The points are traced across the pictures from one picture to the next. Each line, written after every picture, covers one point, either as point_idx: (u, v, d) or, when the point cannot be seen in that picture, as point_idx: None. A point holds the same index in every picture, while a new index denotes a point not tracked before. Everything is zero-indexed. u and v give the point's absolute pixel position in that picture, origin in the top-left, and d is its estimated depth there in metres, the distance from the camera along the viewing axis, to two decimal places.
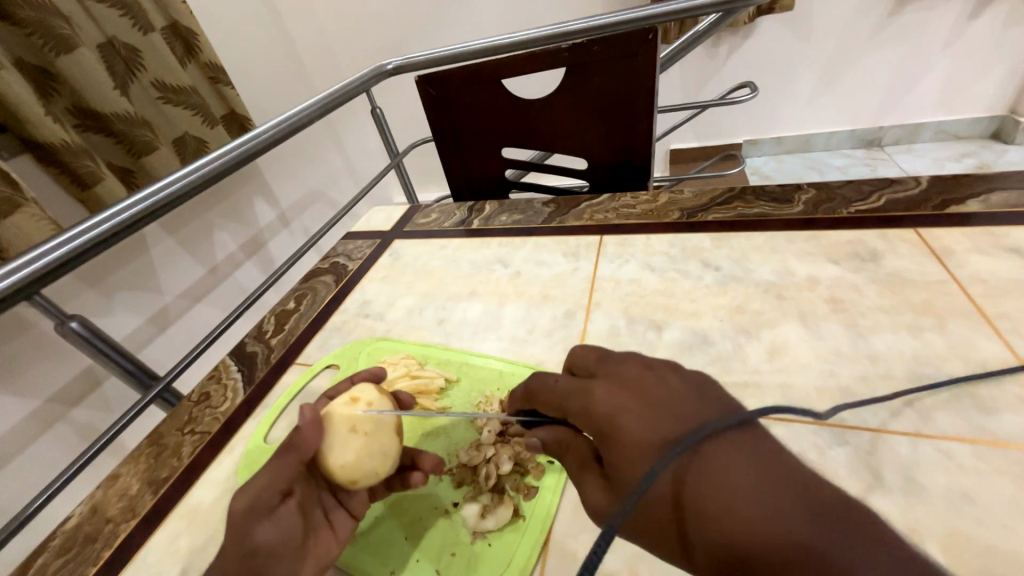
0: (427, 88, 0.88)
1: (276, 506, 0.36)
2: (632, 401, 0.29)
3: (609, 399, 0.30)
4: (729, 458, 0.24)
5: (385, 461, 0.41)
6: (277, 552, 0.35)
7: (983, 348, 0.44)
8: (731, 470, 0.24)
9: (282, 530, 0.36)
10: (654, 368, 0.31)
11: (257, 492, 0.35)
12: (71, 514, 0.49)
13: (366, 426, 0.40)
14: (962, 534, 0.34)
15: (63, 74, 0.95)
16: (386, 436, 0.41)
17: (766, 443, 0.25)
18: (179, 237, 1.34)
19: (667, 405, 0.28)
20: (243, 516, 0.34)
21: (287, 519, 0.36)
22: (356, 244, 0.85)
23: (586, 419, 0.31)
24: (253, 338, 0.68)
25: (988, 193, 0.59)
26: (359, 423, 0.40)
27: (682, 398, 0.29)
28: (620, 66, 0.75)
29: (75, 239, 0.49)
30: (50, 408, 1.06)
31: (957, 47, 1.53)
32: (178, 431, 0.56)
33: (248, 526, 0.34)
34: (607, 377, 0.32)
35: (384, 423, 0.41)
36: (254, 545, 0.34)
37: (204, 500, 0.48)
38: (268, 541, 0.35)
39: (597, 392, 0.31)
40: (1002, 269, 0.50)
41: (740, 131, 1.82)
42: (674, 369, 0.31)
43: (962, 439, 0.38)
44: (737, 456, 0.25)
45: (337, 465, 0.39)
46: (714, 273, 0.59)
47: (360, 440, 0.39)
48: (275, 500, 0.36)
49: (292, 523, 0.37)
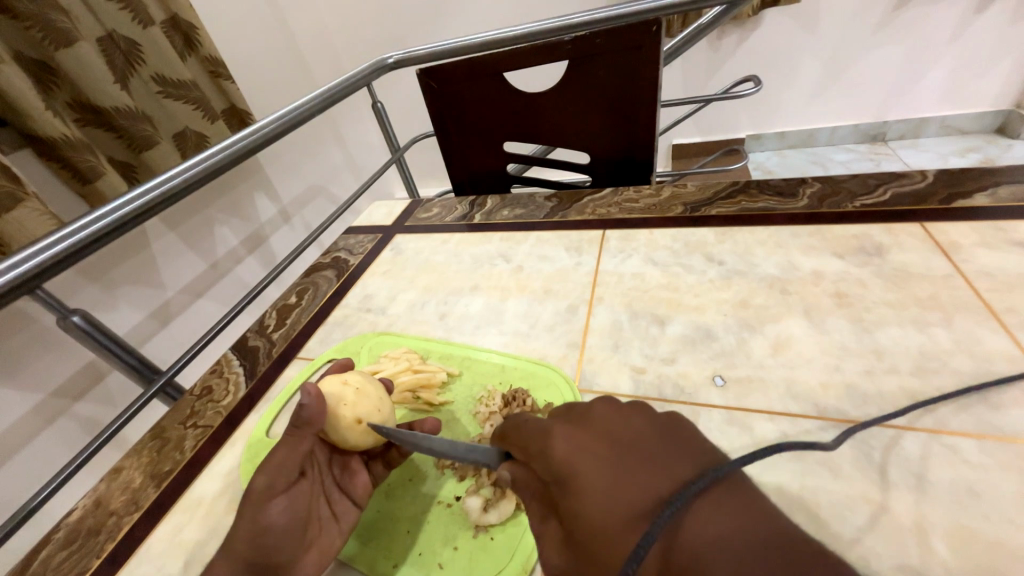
0: (428, 81, 0.87)
1: (290, 485, 0.39)
2: (598, 448, 0.26)
3: (570, 446, 0.27)
4: (705, 525, 0.19)
5: (383, 404, 0.44)
6: (281, 532, 0.37)
7: (989, 343, 0.44)
8: (711, 542, 0.19)
9: (292, 511, 0.38)
10: (624, 411, 0.28)
11: (275, 469, 0.38)
12: (74, 507, 0.49)
13: (353, 379, 0.44)
14: (968, 530, 0.33)
15: (62, 69, 0.95)
16: (374, 387, 0.45)
17: (755, 502, 0.20)
18: (181, 232, 1.34)
19: (640, 457, 0.24)
20: (261, 493, 0.37)
21: (298, 501, 0.39)
22: (358, 238, 0.85)
23: (549, 471, 0.27)
24: (255, 332, 0.68)
25: (995, 187, 0.59)
26: (346, 378, 0.44)
27: (653, 445, 0.24)
28: (623, 59, 0.74)
29: (73, 236, 0.49)
30: (54, 402, 1.06)
31: (963, 41, 1.51)
32: (180, 424, 0.57)
33: (263, 504, 0.37)
34: (573, 422, 0.29)
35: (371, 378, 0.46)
36: (265, 522, 0.37)
37: (207, 493, 0.49)
38: (279, 521, 0.37)
39: (558, 438, 0.27)
40: (1008, 263, 0.50)
41: (742, 125, 1.81)
42: (645, 411, 0.27)
43: (968, 435, 0.38)
44: (719, 524, 0.19)
45: (343, 411, 0.41)
46: (717, 268, 0.58)
47: (356, 386, 0.43)
48: (291, 478, 0.39)
49: (298, 506, 0.38)
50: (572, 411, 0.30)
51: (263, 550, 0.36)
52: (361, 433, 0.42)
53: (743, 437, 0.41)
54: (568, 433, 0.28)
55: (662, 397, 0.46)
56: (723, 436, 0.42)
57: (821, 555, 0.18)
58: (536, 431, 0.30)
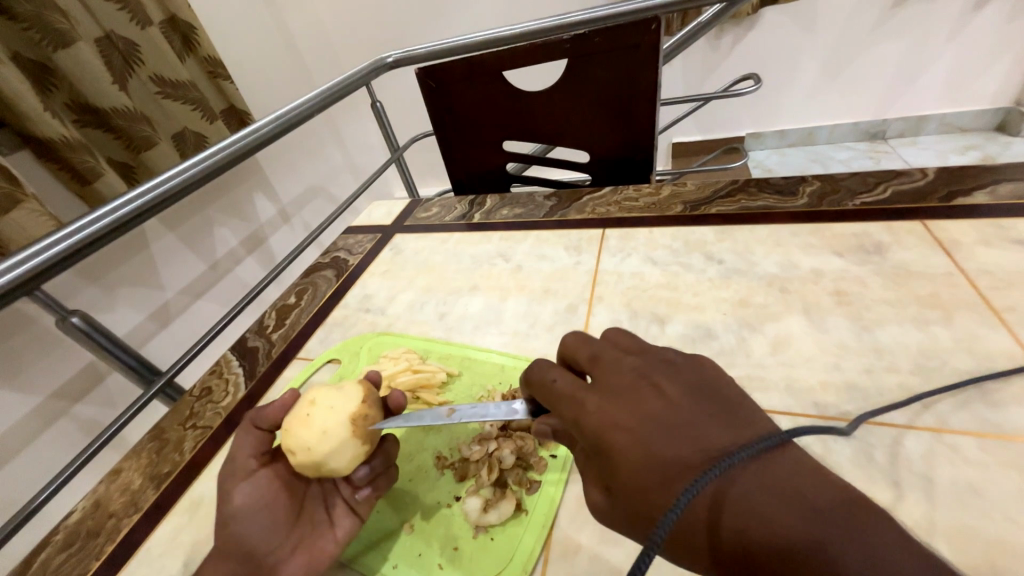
0: (427, 81, 0.87)
1: (251, 473, 0.40)
2: (632, 416, 0.30)
3: (603, 413, 0.30)
4: (760, 494, 0.24)
5: (325, 440, 0.38)
6: (250, 521, 0.38)
7: (989, 341, 0.44)
8: (758, 507, 0.24)
9: (258, 495, 0.39)
10: (642, 379, 0.32)
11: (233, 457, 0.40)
12: (74, 509, 0.49)
13: (318, 399, 0.40)
14: (969, 528, 0.33)
15: (61, 69, 0.94)
16: (331, 412, 0.39)
17: (802, 466, 0.25)
18: (180, 233, 1.34)
19: (675, 426, 0.28)
20: (225, 480, 0.39)
21: (269, 488, 0.40)
22: (357, 238, 0.85)
23: (586, 431, 0.31)
24: (254, 332, 0.68)
25: (995, 185, 0.58)
26: (313, 398, 0.40)
27: (694, 407, 0.29)
28: (624, 57, 0.74)
29: (57, 244, 0.48)
30: (53, 403, 1.06)
31: (963, 38, 1.51)
32: (179, 425, 0.57)
33: (229, 487, 0.38)
34: (602, 389, 0.32)
35: (343, 405, 0.40)
36: (231, 508, 0.38)
37: (207, 494, 0.48)
38: (242, 505, 0.38)
39: (591, 404, 0.31)
40: (1007, 260, 0.50)
41: (742, 124, 1.81)
42: (675, 379, 0.31)
43: (969, 433, 0.38)
44: (765, 492, 0.24)
45: (287, 435, 0.39)
46: (717, 266, 0.58)
47: (308, 413, 0.39)
48: (251, 466, 0.40)
49: (262, 491, 0.39)
50: (604, 375, 0.33)
51: (235, 535, 0.37)
52: (301, 460, 0.39)
53: None
54: (598, 399, 0.31)
55: None
56: None
57: (847, 505, 0.23)
58: (567, 394, 0.33)
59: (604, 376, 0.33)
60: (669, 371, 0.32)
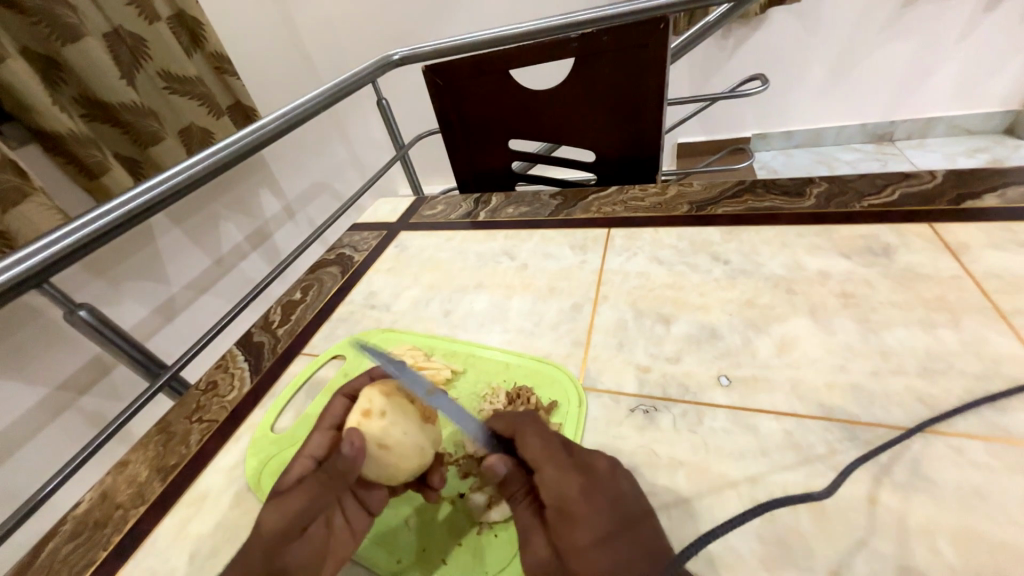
0: (434, 78, 0.87)
1: (302, 531, 0.38)
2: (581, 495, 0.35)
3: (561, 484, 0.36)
4: None
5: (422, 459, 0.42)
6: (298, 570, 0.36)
7: (997, 345, 0.43)
8: None
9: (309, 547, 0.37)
10: (598, 470, 0.37)
11: (287, 516, 0.38)
12: (81, 500, 0.50)
13: (387, 437, 0.40)
14: (974, 532, 0.33)
15: (69, 64, 0.95)
16: (410, 440, 0.41)
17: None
18: (185, 228, 1.35)
19: (607, 518, 0.34)
20: (275, 539, 0.37)
21: (313, 533, 0.38)
22: (362, 234, 0.85)
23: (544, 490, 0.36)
24: (260, 328, 0.68)
25: (1005, 188, 0.58)
26: (382, 439, 0.40)
27: (623, 509, 0.34)
28: (631, 56, 0.74)
29: (60, 239, 0.48)
30: (58, 395, 1.07)
31: (973, 39, 1.49)
32: (185, 418, 0.57)
33: (281, 544, 0.37)
34: (566, 465, 0.37)
35: (410, 427, 0.41)
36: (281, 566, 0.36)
37: (213, 487, 0.49)
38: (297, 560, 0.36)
39: (553, 474, 0.37)
40: (1016, 264, 0.50)
41: (748, 124, 1.81)
42: (619, 474, 0.37)
43: (975, 436, 0.38)
44: None
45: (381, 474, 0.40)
46: (723, 267, 0.58)
47: (389, 453, 0.40)
48: (302, 526, 0.38)
49: (312, 540, 0.38)
50: (570, 455, 0.38)
51: None
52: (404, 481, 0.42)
53: (748, 436, 0.41)
54: (559, 472, 0.37)
55: (666, 396, 0.46)
56: (728, 435, 0.42)
57: None
58: (538, 457, 0.38)
59: (571, 455, 0.38)
60: (614, 470, 0.37)
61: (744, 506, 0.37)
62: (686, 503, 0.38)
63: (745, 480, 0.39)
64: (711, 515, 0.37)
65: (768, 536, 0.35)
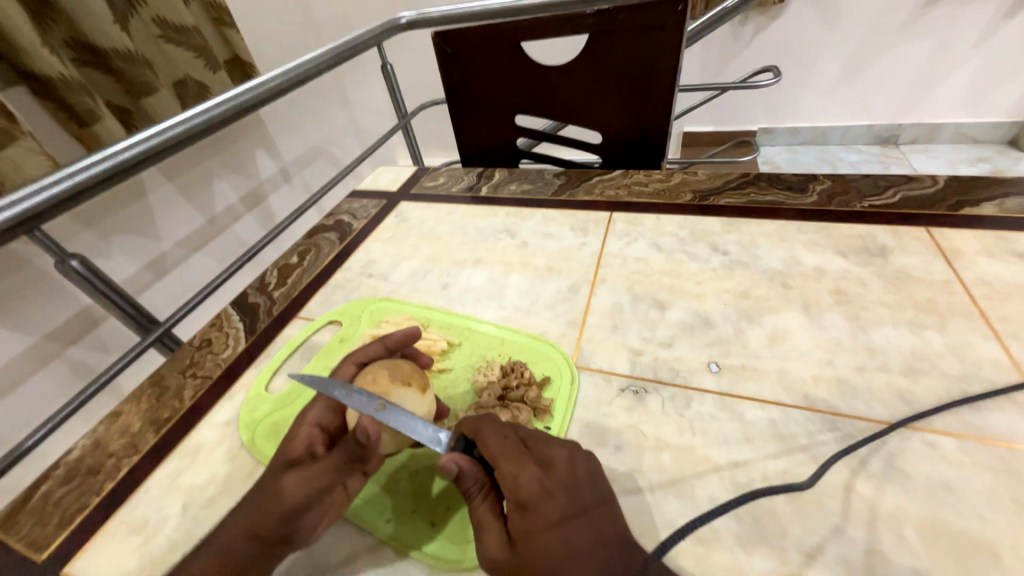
0: (443, 46, 0.85)
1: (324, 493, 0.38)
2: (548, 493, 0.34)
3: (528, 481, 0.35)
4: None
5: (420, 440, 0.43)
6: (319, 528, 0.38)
7: (979, 348, 0.45)
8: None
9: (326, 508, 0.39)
10: (563, 463, 0.36)
11: (306, 489, 0.37)
12: (73, 446, 0.50)
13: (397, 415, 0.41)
14: (938, 521, 0.35)
15: (60, 3, 0.90)
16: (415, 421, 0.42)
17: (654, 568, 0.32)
18: (178, 185, 1.32)
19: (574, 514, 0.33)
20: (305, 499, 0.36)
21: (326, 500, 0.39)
22: (361, 202, 0.84)
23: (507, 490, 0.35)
24: (255, 289, 0.68)
25: (1003, 198, 0.59)
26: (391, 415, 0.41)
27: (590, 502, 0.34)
28: (647, 37, 0.72)
29: (53, 186, 0.47)
30: (46, 346, 1.06)
31: (989, 45, 1.48)
32: (179, 374, 0.57)
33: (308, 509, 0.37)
34: (530, 461, 0.36)
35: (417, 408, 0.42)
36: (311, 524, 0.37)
37: (206, 441, 0.49)
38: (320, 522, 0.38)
39: (518, 471, 0.35)
40: (1006, 273, 0.51)
41: (756, 117, 1.79)
42: (583, 466, 0.36)
43: (949, 433, 0.39)
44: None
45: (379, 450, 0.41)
46: (721, 258, 0.59)
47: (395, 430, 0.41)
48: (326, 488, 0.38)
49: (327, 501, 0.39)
50: (532, 450, 0.37)
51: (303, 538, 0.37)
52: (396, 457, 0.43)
53: (733, 422, 0.43)
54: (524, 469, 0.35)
55: (657, 379, 0.47)
56: (714, 420, 0.43)
57: None
58: (500, 453, 0.37)
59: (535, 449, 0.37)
60: (577, 462, 0.37)
61: (724, 486, 0.39)
62: (669, 480, 0.40)
63: (726, 461, 0.40)
64: (693, 494, 0.39)
65: (744, 515, 0.37)
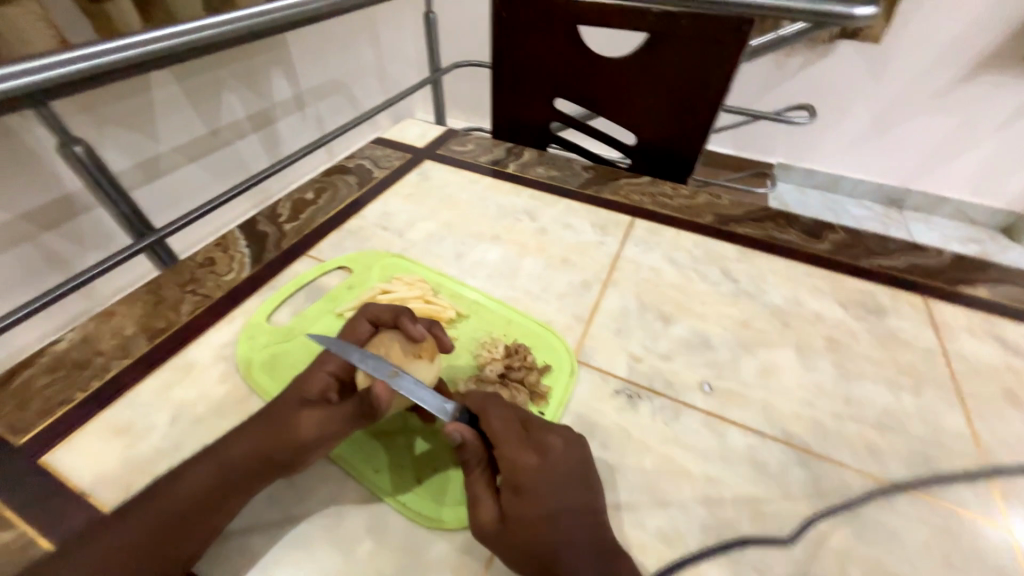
0: (499, 10, 0.82)
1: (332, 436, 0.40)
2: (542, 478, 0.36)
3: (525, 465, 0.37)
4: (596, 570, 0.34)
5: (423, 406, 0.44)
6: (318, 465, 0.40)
7: (946, 418, 0.48)
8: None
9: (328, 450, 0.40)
10: (558, 451, 0.38)
11: (319, 429, 0.38)
12: (61, 338, 0.49)
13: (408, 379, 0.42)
14: (878, 563, 0.39)
15: None
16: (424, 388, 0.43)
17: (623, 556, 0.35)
18: (186, 88, 1.25)
19: (563, 501, 0.36)
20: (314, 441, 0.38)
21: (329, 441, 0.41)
22: (385, 151, 0.82)
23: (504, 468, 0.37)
24: (266, 218, 0.66)
25: (997, 284, 0.62)
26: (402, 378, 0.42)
27: (578, 490, 0.37)
28: (705, 50, 0.72)
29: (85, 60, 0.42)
30: (20, 225, 1.02)
31: (1008, 133, 1.51)
32: (178, 286, 0.56)
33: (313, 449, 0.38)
34: (528, 445, 0.38)
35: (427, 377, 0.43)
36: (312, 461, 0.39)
37: (201, 360, 0.49)
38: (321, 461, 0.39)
39: (517, 453, 0.37)
40: (984, 354, 0.54)
41: (777, 152, 1.81)
42: (575, 455, 0.39)
43: (904, 488, 0.43)
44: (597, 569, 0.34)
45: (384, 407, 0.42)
46: (730, 284, 0.61)
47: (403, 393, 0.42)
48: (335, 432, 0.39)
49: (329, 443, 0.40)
50: (531, 434, 0.39)
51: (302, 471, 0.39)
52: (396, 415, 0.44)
53: (714, 441, 0.45)
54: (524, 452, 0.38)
55: (651, 387, 0.49)
56: (697, 435, 0.46)
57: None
58: (501, 433, 0.39)
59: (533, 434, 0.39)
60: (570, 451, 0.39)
61: (695, 497, 0.42)
62: (647, 482, 0.42)
63: (702, 476, 0.43)
64: (667, 500, 0.41)
65: (709, 526, 0.40)
